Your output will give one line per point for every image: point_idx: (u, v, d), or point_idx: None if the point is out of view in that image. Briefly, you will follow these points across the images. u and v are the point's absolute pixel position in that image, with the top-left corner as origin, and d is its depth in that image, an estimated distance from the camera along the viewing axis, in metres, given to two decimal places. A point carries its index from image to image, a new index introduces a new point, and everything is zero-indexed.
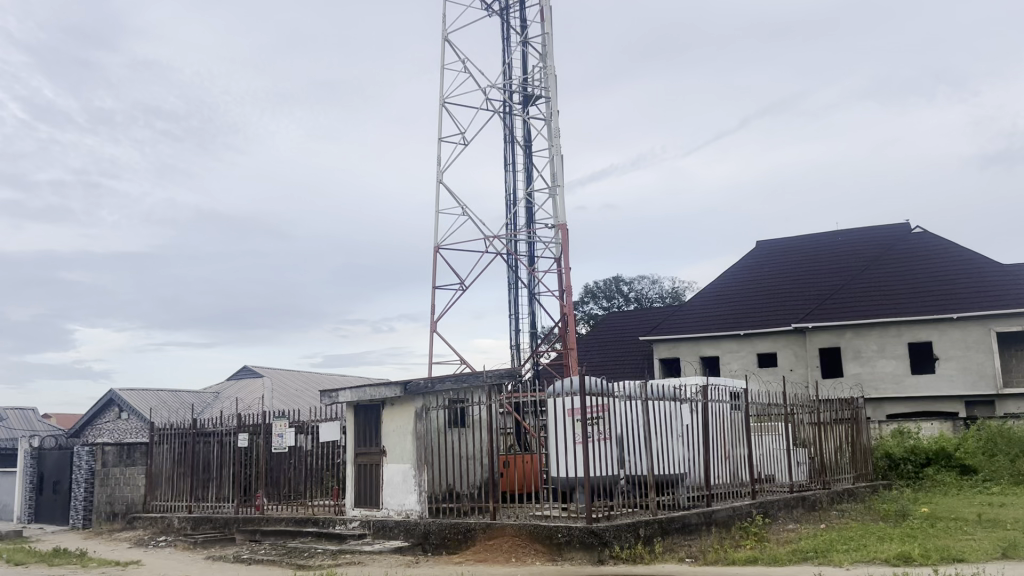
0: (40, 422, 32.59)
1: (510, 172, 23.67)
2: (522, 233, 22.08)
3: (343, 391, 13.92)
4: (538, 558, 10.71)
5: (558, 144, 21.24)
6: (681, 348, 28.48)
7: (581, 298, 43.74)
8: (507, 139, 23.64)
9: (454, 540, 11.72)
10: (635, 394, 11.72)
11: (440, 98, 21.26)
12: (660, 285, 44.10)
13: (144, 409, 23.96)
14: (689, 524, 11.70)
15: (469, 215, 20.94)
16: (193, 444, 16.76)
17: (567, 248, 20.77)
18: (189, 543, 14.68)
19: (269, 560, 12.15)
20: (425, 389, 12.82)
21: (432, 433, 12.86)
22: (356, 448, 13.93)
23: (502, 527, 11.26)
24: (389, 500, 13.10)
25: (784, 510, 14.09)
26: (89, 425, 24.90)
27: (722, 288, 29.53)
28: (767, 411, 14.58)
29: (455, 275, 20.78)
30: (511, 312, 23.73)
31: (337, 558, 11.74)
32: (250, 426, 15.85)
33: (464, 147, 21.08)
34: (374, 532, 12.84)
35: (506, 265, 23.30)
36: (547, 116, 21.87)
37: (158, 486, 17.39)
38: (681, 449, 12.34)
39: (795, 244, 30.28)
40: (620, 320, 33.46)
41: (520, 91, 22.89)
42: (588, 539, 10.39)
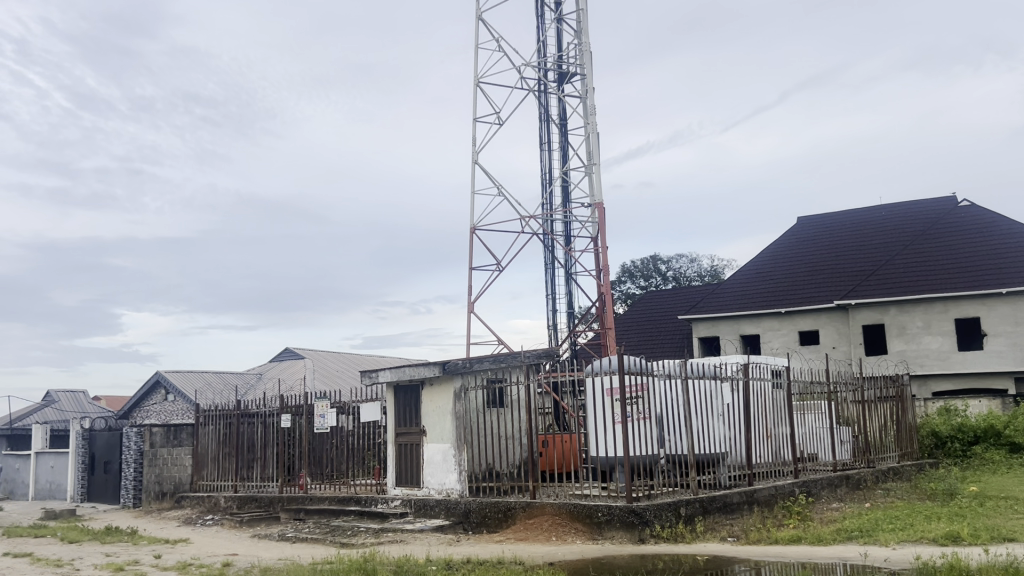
0: (90, 404, 33.44)
1: (545, 151, 23.55)
2: (558, 212, 21.97)
3: (382, 371, 14.02)
4: (578, 537, 10.73)
5: (593, 122, 21.04)
6: (720, 327, 28.27)
7: (618, 278, 43.52)
8: (542, 119, 23.50)
9: (496, 519, 11.77)
10: (675, 373, 11.63)
11: (474, 78, 21.19)
12: (698, 264, 43.61)
13: (189, 390, 24.40)
14: (730, 503, 11.61)
15: (503, 192, 21.17)
16: (237, 425, 17.04)
17: (604, 227, 20.61)
18: (235, 522, 14.99)
19: (312, 537, 12.36)
20: (464, 369, 12.81)
21: (471, 413, 12.91)
22: (396, 428, 14.07)
23: (542, 506, 11.29)
24: (429, 479, 13.21)
25: (828, 489, 13.95)
26: (137, 407, 25.48)
27: (762, 266, 29.19)
28: (809, 388, 14.39)
29: (491, 256, 20.82)
30: (547, 292, 23.70)
31: (380, 537, 11.88)
32: (292, 407, 16.04)
33: (499, 128, 21.05)
34: (416, 511, 12.97)
35: (542, 245, 23.25)
36: (582, 93, 21.68)
37: (204, 466, 17.74)
38: (723, 428, 12.24)
39: (837, 220, 29.76)
40: (659, 299, 33.25)
41: (555, 69, 22.70)
42: (628, 518, 10.39)
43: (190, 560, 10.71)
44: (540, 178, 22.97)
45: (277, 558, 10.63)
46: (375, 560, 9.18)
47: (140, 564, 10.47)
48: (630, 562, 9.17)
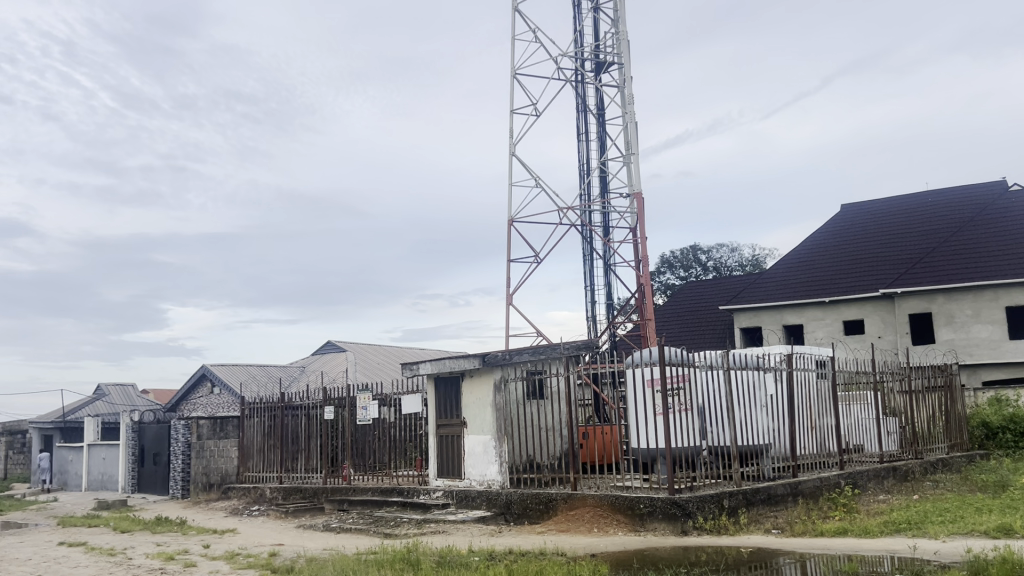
0: (139, 397, 34.23)
1: (583, 142, 23.45)
2: (596, 203, 21.85)
3: (423, 363, 14.08)
4: (620, 528, 10.71)
5: (632, 111, 20.87)
6: (762, 317, 27.98)
7: (658, 268, 43.22)
8: (580, 109, 23.39)
9: (537, 510, 11.79)
10: (717, 364, 11.52)
11: (511, 69, 21.13)
12: (739, 253, 43.08)
13: (234, 383, 24.80)
14: (774, 495, 11.48)
15: (542, 184, 20.70)
16: (281, 417, 17.30)
17: (643, 217, 20.46)
18: (281, 512, 15.24)
19: (357, 528, 12.51)
20: (503, 361, 12.88)
21: (511, 405, 12.95)
22: (437, 419, 14.14)
23: (583, 497, 11.28)
24: (470, 470, 13.27)
25: (875, 480, 13.73)
26: (185, 400, 26.04)
27: (805, 256, 28.77)
28: (855, 378, 14.15)
29: (529, 247, 20.61)
30: (586, 284, 23.63)
31: (422, 528, 11.99)
32: (335, 399, 16.22)
33: (538, 118, 20.70)
34: (457, 502, 13.05)
35: (581, 236, 23.18)
36: (620, 82, 21.51)
37: (250, 457, 18.04)
38: (766, 419, 12.10)
39: (882, 207, 29.19)
40: (699, 289, 32.97)
41: (592, 59, 22.57)
42: (670, 510, 10.34)
43: (237, 550, 10.92)
44: (578, 169, 22.89)
45: (323, 548, 10.80)
46: (418, 550, 9.24)
47: (189, 554, 10.70)
48: (672, 553, 9.11)
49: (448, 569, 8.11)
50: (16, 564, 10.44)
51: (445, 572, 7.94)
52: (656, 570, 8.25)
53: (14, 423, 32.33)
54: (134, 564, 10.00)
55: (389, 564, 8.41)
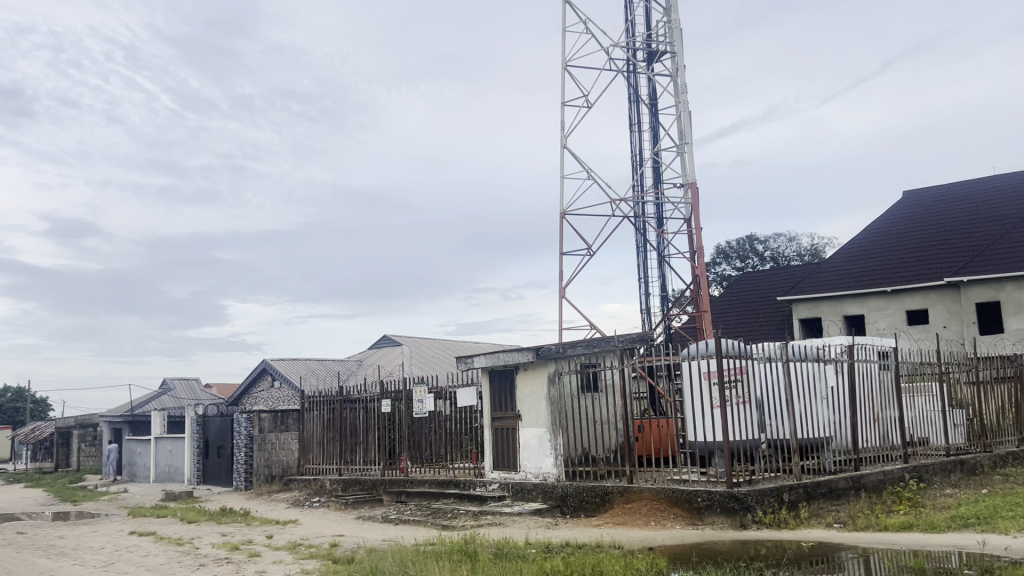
0: (202, 391, 35.17)
1: (635, 132, 23.27)
2: (650, 194, 21.67)
3: (477, 356, 14.20)
4: (678, 522, 10.63)
5: (685, 100, 20.62)
6: (822, 308, 27.47)
7: (713, 259, 42.69)
8: (632, 99, 23.20)
9: (594, 503, 11.78)
10: (775, 355, 11.35)
11: (562, 61, 21.03)
12: (797, 242, 42.24)
13: (294, 377, 25.29)
14: (836, 488, 11.27)
15: (593, 176, 20.50)
16: (340, 410, 17.59)
17: (697, 207, 20.21)
18: (340, 504, 15.49)
19: (414, 520, 12.66)
20: (557, 354, 12.86)
21: (565, 398, 12.94)
22: (492, 413, 14.21)
23: (640, 491, 11.23)
24: (526, 463, 13.30)
25: (941, 475, 13.42)
26: (247, 393, 26.66)
27: (865, 245, 28.12)
28: (919, 369, 13.77)
29: (581, 240, 20.57)
30: (640, 276, 23.46)
31: (479, 520, 12.07)
32: (392, 392, 16.44)
33: (589, 110, 20.57)
34: (513, 494, 13.11)
35: (634, 228, 23.03)
36: (673, 71, 21.27)
37: (310, 450, 18.39)
38: (826, 412, 11.89)
39: (947, 193, 28.33)
40: (756, 280, 32.49)
41: (643, 48, 22.35)
42: (728, 504, 10.23)
43: (300, 541, 11.16)
44: (630, 160, 22.73)
45: (382, 539, 10.96)
46: (476, 542, 9.32)
47: (253, 544, 10.98)
48: (731, 547, 9.02)
49: (505, 561, 8.15)
50: (89, 552, 10.82)
51: (502, 564, 7.95)
52: (715, 565, 8.16)
53: (86, 416, 33.51)
54: (201, 553, 10.31)
55: (447, 555, 8.49)
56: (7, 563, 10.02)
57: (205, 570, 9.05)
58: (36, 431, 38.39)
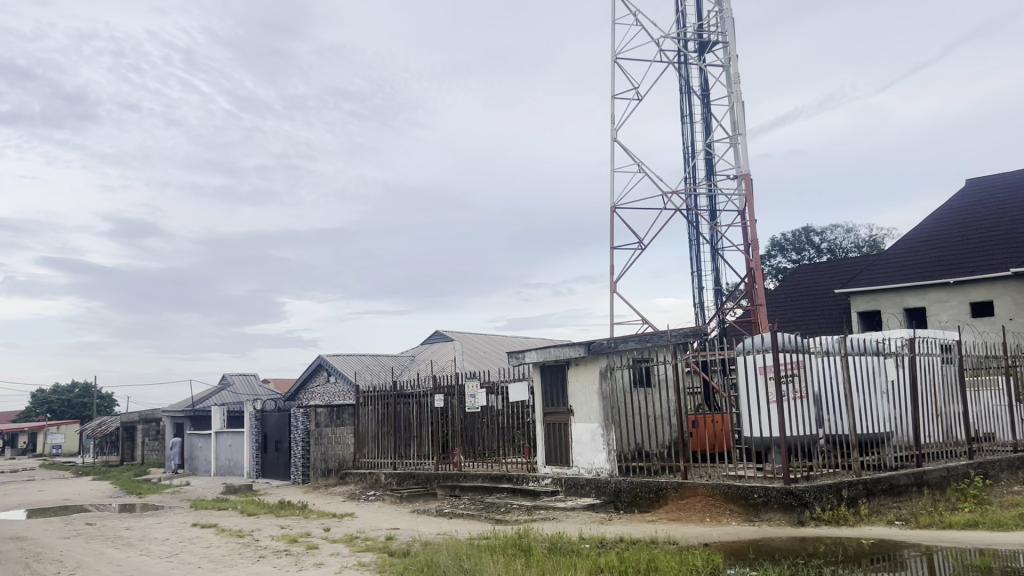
0: (261, 386, 35.91)
1: (687, 124, 23.00)
2: (702, 187, 21.40)
3: (528, 351, 14.21)
4: (733, 518, 10.49)
5: (738, 90, 20.31)
6: (881, 301, 26.86)
7: (768, 251, 42.00)
8: (683, 90, 22.93)
9: (647, 499, 11.71)
10: (834, 349, 11.15)
11: (612, 55, 20.86)
12: (856, 234, 41.27)
13: (349, 372, 25.65)
14: (897, 485, 11.01)
15: (644, 169, 20.22)
16: (394, 405, 17.79)
17: (751, 199, 19.90)
18: (396, 497, 15.68)
19: (468, 513, 12.76)
20: (608, 349, 12.81)
21: (617, 393, 12.88)
22: (544, 408, 14.22)
23: (695, 487, 11.12)
24: (578, 458, 13.28)
25: (1007, 472, 13.04)
26: (304, 388, 27.15)
27: (926, 235, 27.38)
28: (985, 362, 13.36)
29: (633, 233, 20.42)
30: (693, 269, 23.20)
31: (532, 514, 12.10)
32: (444, 387, 16.53)
33: (640, 103, 20.32)
34: (567, 489, 13.11)
35: (686, 221, 22.79)
36: (725, 62, 20.96)
37: (365, 444, 18.64)
38: (886, 407, 11.62)
39: (1012, 180, 27.37)
40: (813, 273, 31.89)
41: (695, 39, 22.06)
42: (786, 500, 10.08)
43: (356, 533, 11.32)
44: (682, 152, 22.49)
45: (436, 533, 11.06)
46: (529, 537, 9.34)
47: (311, 536, 11.18)
48: (788, 544, 8.89)
49: (559, 556, 8.16)
50: (155, 543, 11.16)
51: (556, 559, 7.94)
52: (772, 561, 8.05)
53: (149, 411, 34.48)
54: (261, 545, 10.54)
55: (501, 549, 8.53)
56: (78, 553, 10.38)
57: (265, 562, 9.25)
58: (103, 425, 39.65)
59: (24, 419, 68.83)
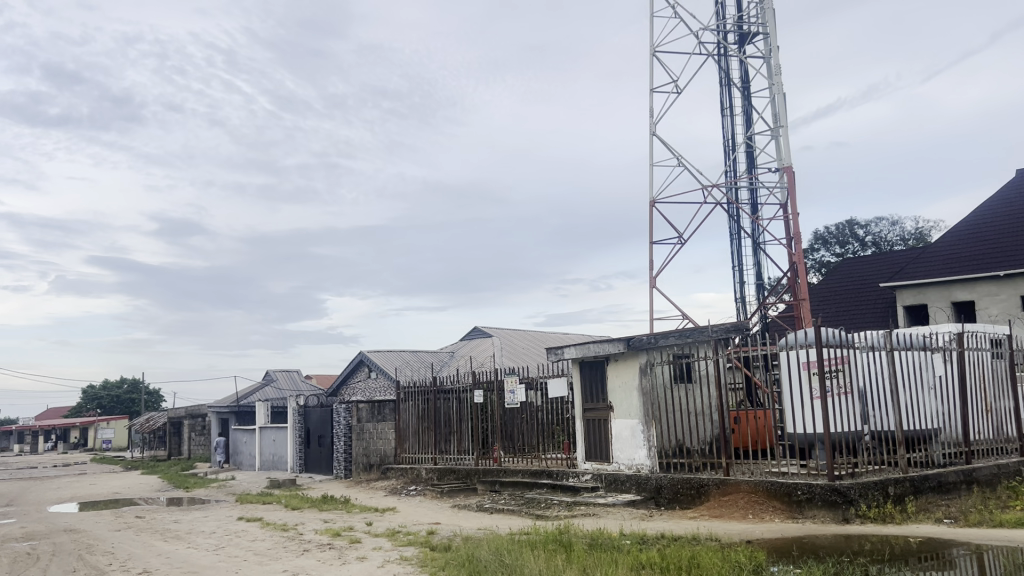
0: (304, 382, 36.42)
1: (727, 117, 22.75)
2: (743, 180, 21.16)
3: (567, 347, 14.20)
4: (777, 515, 10.37)
5: (779, 82, 20.02)
6: (928, 295, 26.31)
7: (811, 245, 41.37)
8: (723, 83, 22.69)
9: (689, 495, 11.64)
10: (879, 344, 10.98)
11: (650, 48, 20.70)
12: (901, 226, 40.46)
13: (390, 368, 25.86)
14: (945, 483, 10.80)
15: (684, 163, 19.76)
16: (435, 400, 17.93)
17: (793, 191, 19.63)
18: (436, 492, 15.78)
19: (508, 509, 12.79)
20: (648, 345, 12.69)
21: (657, 389, 12.78)
22: (584, 404, 14.20)
23: (737, 483, 11.02)
24: (619, 454, 13.24)
25: None
26: (345, 384, 27.47)
27: (975, 227, 26.70)
28: None
29: (671, 227, 19.86)
30: (734, 264, 22.96)
31: (572, 510, 12.10)
32: (484, 383, 16.62)
33: (677, 96, 19.84)
34: (607, 485, 13.09)
35: (727, 215, 22.56)
36: (766, 53, 20.68)
37: (406, 439, 18.80)
38: (934, 402, 11.40)
39: None
40: (858, 266, 31.37)
41: (735, 31, 21.82)
42: (830, 497, 9.95)
43: (398, 528, 11.42)
44: (723, 145, 22.25)
45: (477, 528, 11.12)
46: (570, 532, 9.34)
47: (354, 531, 11.31)
48: (834, 542, 8.76)
49: (600, 552, 8.15)
50: (202, 536, 11.38)
51: (597, 555, 7.94)
52: (817, 559, 7.94)
53: (195, 406, 35.14)
54: (305, 539, 10.69)
55: (542, 545, 8.55)
56: (130, 545, 10.64)
57: (309, 556, 9.38)
58: (150, 421, 40.54)
59: (75, 414, 70.57)
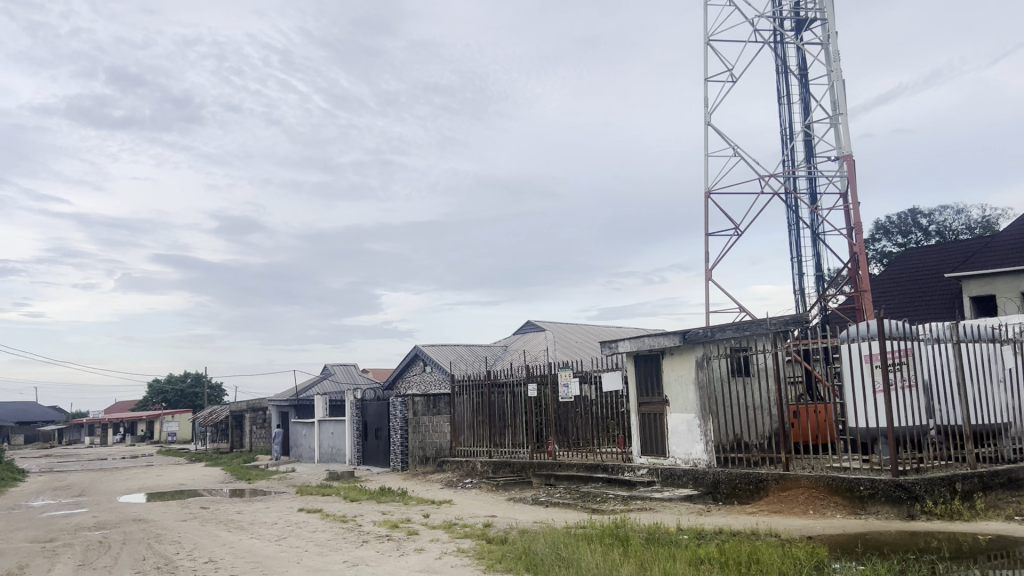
0: (361, 376, 36.98)
1: (784, 105, 22.32)
2: (801, 169, 20.75)
3: (622, 341, 14.10)
4: (838, 511, 10.15)
5: (838, 68, 19.55)
6: (997, 284, 25.30)
7: (872, 235, 40.38)
8: (779, 71, 22.27)
9: (748, 490, 11.49)
10: (945, 336, 10.71)
11: (704, 37, 20.38)
12: (966, 215, 39.20)
13: (444, 362, 26.07)
14: (1015, 479, 10.49)
15: (741, 153, 19.50)
16: (489, 394, 18.03)
17: (854, 180, 19.16)
18: (492, 485, 15.87)
19: (565, 502, 12.79)
20: (705, 338, 12.57)
21: (714, 382, 12.62)
22: (638, 398, 14.10)
23: (797, 478, 10.81)
24: (675, 449, 13.11)
25: None
26: (401, 378, 27.76)
27: None
28: None
29: (728, 219, 19.76)
30: (793, 255, 22.53)
31: (628, 504, 12.05)
32: (538, 376, 16.65)
33: (733, 85, 19.41)
34: (663, 480, 12.98)
35: (785, 206, 22.14)
36: (824, 39, 20.20)
37: (462, 432, 18.93)
38: (1003, 396, 11.08)
39: None
40: (922, 256, 30.49)
41: (792, 17, 21.37)
42: (894, 493, 9.70)
43: (454, 520, 11.49)
44: (780, 134, 21.84)
45: (533, 521, 11.15)
46: (627, 526, 9.32)
47: (411, 522, 11.43)
48: (898, 538, 8.56)
49: (657, 546, 8.10)
50: (265, 527, 11.62)
51: (654, 549, 7.88)
52: (881, 556, 7.75)
53: (255, 400, 35.93)
54: (364, 530, 10.86)
55: (598, 538, 8.54)
56: (195, 535, 10.94)
57: (366, 547, 9.51)
58: (214, 414, 41.61)
59: (142, 409, 72.77)
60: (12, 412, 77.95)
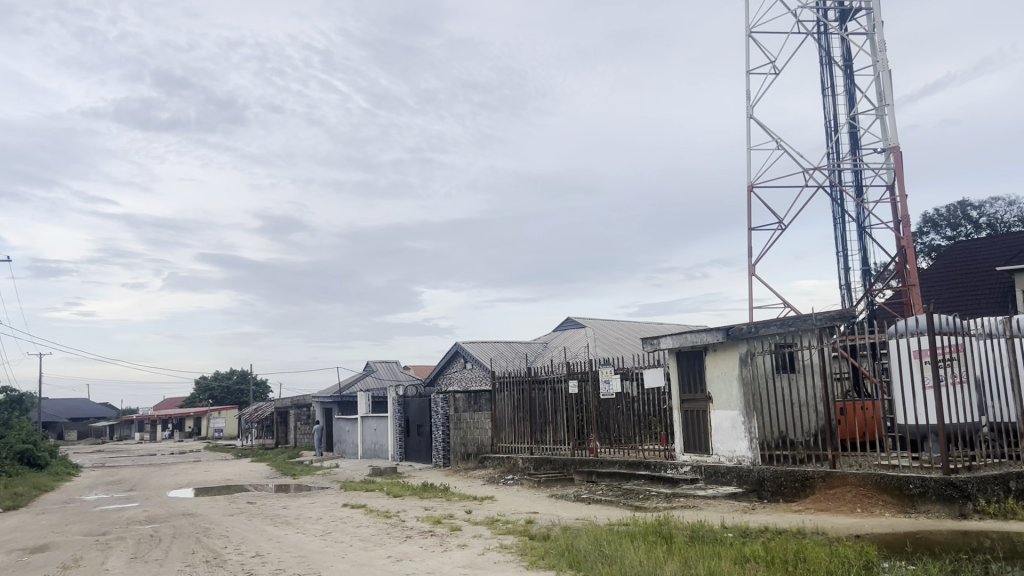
0: (403, 373, 37.29)
1: (829, 96, 21.92)
2: (847, 162, 20.37)
3: (664, 338, 14.00)
4: (887, 510, 9.95)
5: (884, 58, 19.15)
6: None
7: (920, 228, 39.52)
8: (823, 62, 21.88)
9: (794, 488, 11.33)
10: (997, 331, 10.47)
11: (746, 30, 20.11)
12: (1019, 206, 38.13)
13: (484, 359, 26.17)
14: None
15: (784, 145, 18.97)
16: (530, 390, 18.04)
17: (900, 172, 18.76)
18: (533, 482, 15.89)
19: (607, 500, 12.72)
20: (749, 334, 12.41)
21: (759, 379, 12.48)
22: (681, 394, 13.98)
23: (844, 476, 10.63)
24: (719, 446, 12.98)
25: None
26: (442, 375, 27.92)
27: None
28: None
29: (772, 214, 19.28)
30: (839, 248, 22.15)
31: (671, 501, 11.99)
32: (579, 373, 16.58)
33: (776, 77, 19.12)
34: (707, 477, 12.86)
35: (830, 199, 21.77)
36: (870, 29, 19.79)
37: (502, 428, 19.02)
38: None
39: None
40: (973, 250, 29.72)
41: (836, 7, 20.98)
42: (945, 492, 9.47)
43: (496, 517, 11.51)
44: (824, 127, 21.47)
45: (575, 518, 11.14)
46: (671, 523, 9.25)
47: (453, 518, 11.49)
48: (950, 538, 8.38)
49: (702, 544, 8.01)
50: (310, 522, 11.76)
51: (698, 547, 7.80)
52: (932, 556, 7.58)
53: (299, 397, 36.41)
54: (407, 526, 10.93)
55: (641, 536, 8.48)
56: (243, 529, 11.11)
57: (411, 543, 9.57)
58: (259, 411, 42.25)
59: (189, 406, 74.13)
60: (64, 408, 79.93)
